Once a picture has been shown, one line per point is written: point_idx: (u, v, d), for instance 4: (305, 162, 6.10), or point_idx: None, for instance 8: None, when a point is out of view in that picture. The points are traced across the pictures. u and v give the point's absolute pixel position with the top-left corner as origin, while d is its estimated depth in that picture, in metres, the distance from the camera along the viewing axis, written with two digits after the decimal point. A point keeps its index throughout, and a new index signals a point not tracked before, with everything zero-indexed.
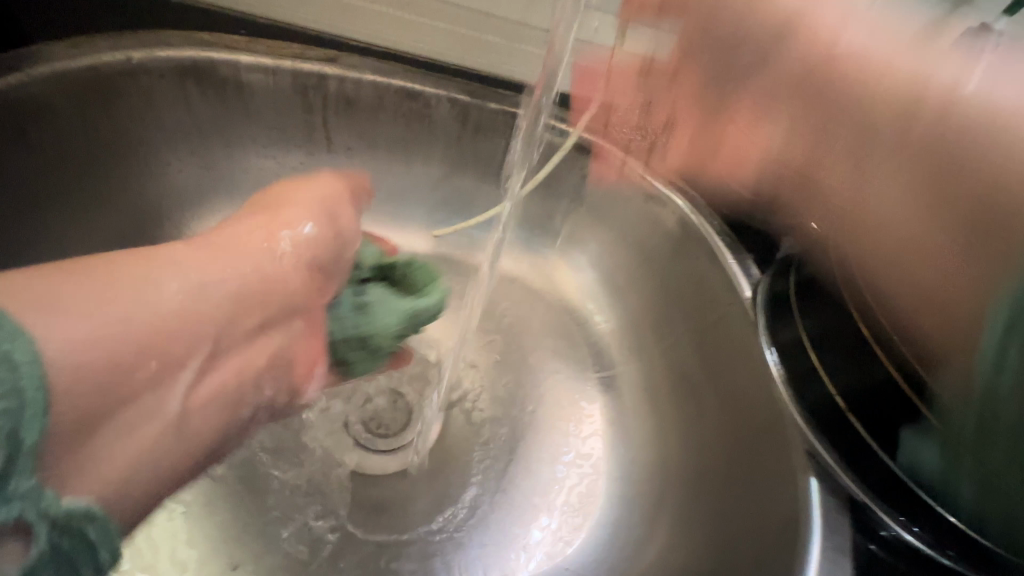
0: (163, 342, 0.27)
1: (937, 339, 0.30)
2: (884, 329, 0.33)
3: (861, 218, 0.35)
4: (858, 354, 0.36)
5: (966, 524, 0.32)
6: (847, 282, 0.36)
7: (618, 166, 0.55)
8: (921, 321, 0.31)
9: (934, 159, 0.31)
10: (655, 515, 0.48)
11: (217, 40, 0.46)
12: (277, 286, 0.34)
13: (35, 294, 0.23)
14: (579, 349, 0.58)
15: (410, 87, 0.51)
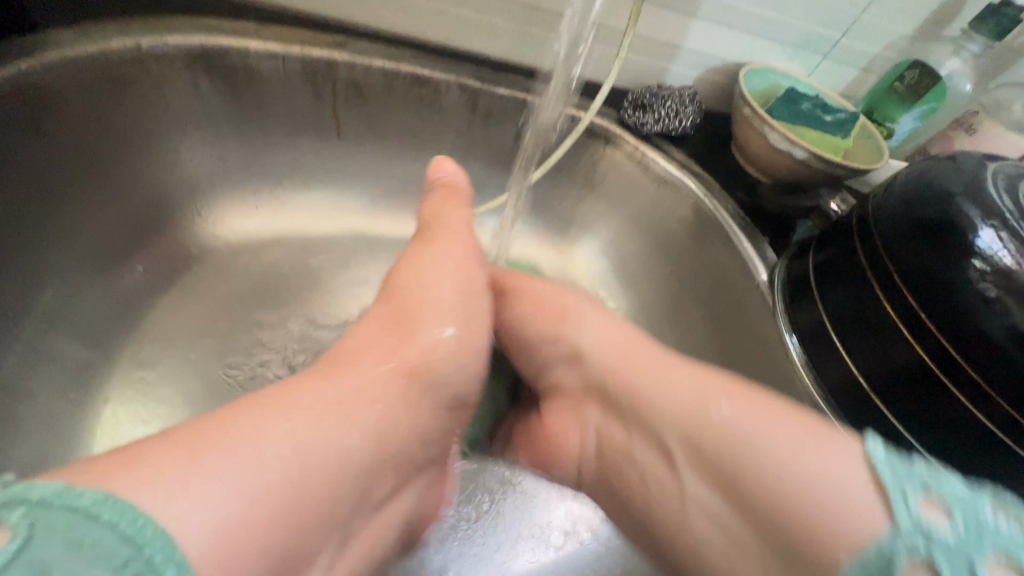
0: (325, 489, 0.25)
1: (973, 325, 0.31)
2: (917, 314, 0.33)
3: (636, 370, 0.35)
4: (883, 337, 0.35)
5: None
6: (874, 265, 0.36)
7: (630, 151, 0.54)
8: (954, 308, 0.31)
9: (725, 400, 0.30)
10: None
11: (227, 27, 0.45)
12: (403, 444, 0.30)
13: (159, 476, 0.21)
14: None
15: (420, 73, 0.50)
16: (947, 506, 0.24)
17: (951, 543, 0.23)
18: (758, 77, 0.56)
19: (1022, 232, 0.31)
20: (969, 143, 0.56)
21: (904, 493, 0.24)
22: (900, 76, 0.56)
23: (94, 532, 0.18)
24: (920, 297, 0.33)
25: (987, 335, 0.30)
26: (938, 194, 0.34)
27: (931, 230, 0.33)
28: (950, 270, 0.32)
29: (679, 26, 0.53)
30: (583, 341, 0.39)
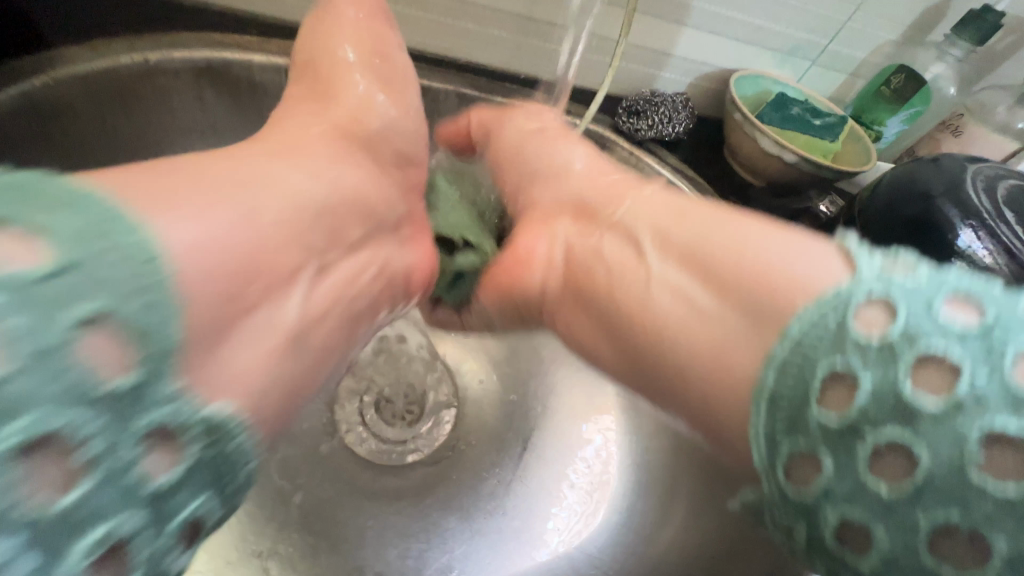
0: (266, 266, 0.27)
1: None
2: None
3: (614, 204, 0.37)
4: None
5: None
6: None
7: (627, 157, 0.54)
8: None
9: (694, 215, 0.32)
10: (670, 497, 0.48)
11: (231, 40, 0.46)
12: (342, 200, 0.33)
13: (119, 179, 0.24)
14: None
15: (421, 83, 0.52)
16: (911, 267, 0.23)
17: (908, 292, 0.22)
18: (748, 83, 0.58)
19: (999, 231, 0.32)
20: (953, 144, 0.58)
21: (869, 259, 0.24)
22: (886, 80, 0.57)
23: (118, 238, 0.21)
24: None
25: None
26: (921, 196, 0.35)
27: (915, 230, 0.34)
28: None
29: (671, 34, 0.55)
30: (576, 165, 0.42)
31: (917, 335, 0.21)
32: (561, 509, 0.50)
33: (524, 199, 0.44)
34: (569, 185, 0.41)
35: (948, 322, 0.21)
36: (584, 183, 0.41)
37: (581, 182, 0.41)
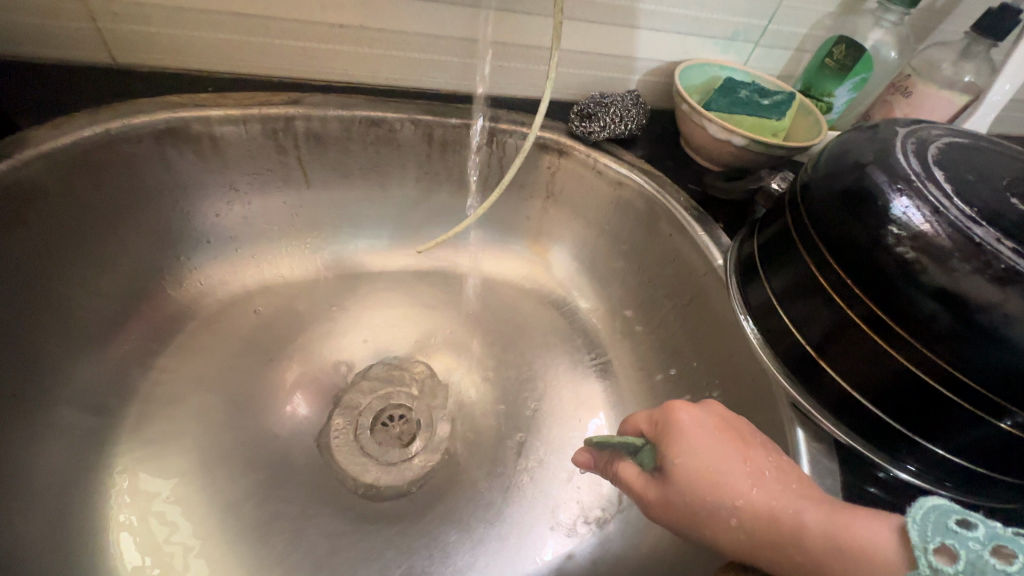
0: None
1: (905, 291, 0.32)
2: (843, 280, 0.35)
3: (717, 491, 0.31)
4: (822, 307, 0.37)
5: (951, 453, 0.34)
6: (805, 240, 0.38)
7: (583, 159, 0.57)
8: (878, 273, 0.33)
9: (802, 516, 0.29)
10: None
11: (188, 100, 0.49)
12: None
13: None
14: (573, 338, 0.61)
15: (374, 115, 0.53)
16: (954, 545, 0.23)
17: (963, 567, 0.22)
18: (694, 72, 0.59)
19: (926, 192, 0.33)
20: (905, 106, 0.58)
21: (921, 542, 0.24)
22: (828, 52, 0.58)
23: None
24: (845, 265, 0.35)
25: (914, 298, 0.32)
26: (853, 165, 0.36)
27: (851, 199, 0.35)
28: (866, 237, 0.34)
29: (613, 37, 0.56)
30: (686, 432, 0.34)
31: None
32: (550, 503, 0.51)
33: (671, 518, 0.33)
34: (716, 514, 0.31)
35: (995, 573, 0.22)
36: (747, 486, 0.31)
37: (723, 534, 0.31)
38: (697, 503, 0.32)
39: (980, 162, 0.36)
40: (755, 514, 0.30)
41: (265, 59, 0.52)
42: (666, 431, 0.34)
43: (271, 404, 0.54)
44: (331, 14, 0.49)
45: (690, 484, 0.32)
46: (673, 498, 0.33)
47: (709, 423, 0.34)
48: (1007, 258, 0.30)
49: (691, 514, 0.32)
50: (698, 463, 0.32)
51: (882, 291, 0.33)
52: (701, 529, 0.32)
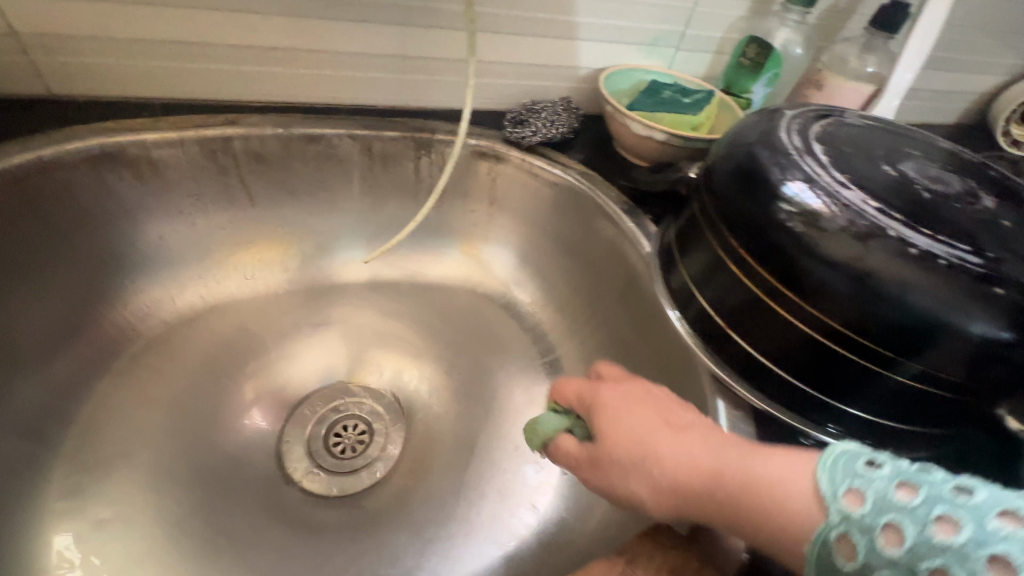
0: None
1: (793, 259, 0.34)
2: (743, 256, 0.37)
3: (643, 451, 0.32)
4: (731, 284, 0.39)
5: (862, 410, 0.36)
6: (710, 223, 0.40)
7: (519, 163, 0.59)
8: (770, 245, 0.35)
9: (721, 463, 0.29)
10: None
11: (124, 125, 0.50)
12: None
13: None
14: (522, 339, 0.62)
15: (312, 132, 0.55)
16: (863, 488, 0.23)
17: (872, 510, 0.23)
18: (620, 78, 0.63)
19: (803, 165, 0.35)
20: (819, 97, 0.62)
21: (829, 488, 0.24)
22: (743, 52, 0.61)
23: None
24: (743, 241, 0.37)
25: (802, 265, 0.33)
26: (742, 147, 0.38)
27: (742, 178, 0.37)
28: (756, 213, 0.36)
29: (540, 47, 0.59)
30: (612, 399, 0.35)
31: (883, 528, 0.22)
32: (501, 499, 0.51)
33: (604, 484, 0.33)
34: (643, 474, 0.31)
35: (904, 511, 0.22)
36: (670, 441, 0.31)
37: (651, 493, 0.31)
38: (626, 467, 0.32)
39: (858, 136, 0.39)
40: (678, 467, 0.30)
41: (201, 84, 0.53)
42: (595, 404, 0.36)
43: (219, 421, 0.54)
44: (263, 37, 0.51)
45: (617, 449, 0.33)
46: (604, 466, 0.33)
47: (635, 392, 0.36)
48: (874, 218, 0.32)
49: (621, 478, 0.32)
50: (622, 427, 0.33)
51: (774, 261, 0.35)
52: (631, 491, 0.32)
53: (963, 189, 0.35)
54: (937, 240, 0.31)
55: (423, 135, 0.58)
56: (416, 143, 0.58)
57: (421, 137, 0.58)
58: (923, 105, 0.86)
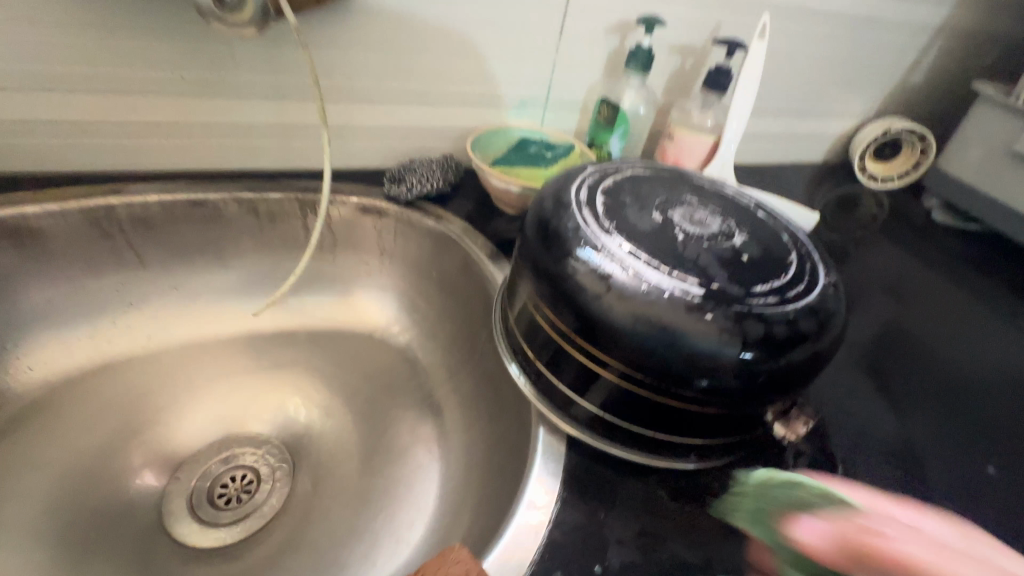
0: None
1: (570, 299, 0.37)
2: (538, 296, 0.40)
3: None
4: (535, 323, 0.41)
5: (659, 432, 0.38)
6: (519, 267, 0.43)
7: (398, 217, 0.65)
8: (554, 287, 0.38)
9: None
10: (462, 504, 0.52)
11: (5, 199, 0.53)
12: None
13: None
14: (411, 380, 0.65)
15: (197, 197, 0.59)
16: None
17: None
18: (495, 136, 0.68)
19: (580, 215, 0.39)
20: (671, 146, 0.70)
21: None
22: (598, 112, 0.68)
23: None
24: (537, 283, 0.40)
25: (576, 304, 0.36)
26: (539, 201, 0.43)
27: (535, 228, 0.41)
28: (542, 258, 0.39)
29: (418, 112, 0.65)
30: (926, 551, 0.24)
31: None
32: (369, 537, 0.53)
33: None
34: None
35: None
36: None
37: None
38: None
39: (643, 188, 0.44)
40: None
41: (85, 158, 0.57)
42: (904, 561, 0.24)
43: (95, 482, 0.54)
44: (145, 115, 0.56)
45: None
46: None
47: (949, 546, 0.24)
48: (630, 260, 0.36)
49: None
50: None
51: (556, 299, 0.38)
52: None
53: (714, 232, 0.40)
54: (669, 273, 0.35)
55: (308, 195, 0.63)
56: (301, 202, 0.63)
57: (305, 196, 0.63)
58: (788, 148, 0.96)
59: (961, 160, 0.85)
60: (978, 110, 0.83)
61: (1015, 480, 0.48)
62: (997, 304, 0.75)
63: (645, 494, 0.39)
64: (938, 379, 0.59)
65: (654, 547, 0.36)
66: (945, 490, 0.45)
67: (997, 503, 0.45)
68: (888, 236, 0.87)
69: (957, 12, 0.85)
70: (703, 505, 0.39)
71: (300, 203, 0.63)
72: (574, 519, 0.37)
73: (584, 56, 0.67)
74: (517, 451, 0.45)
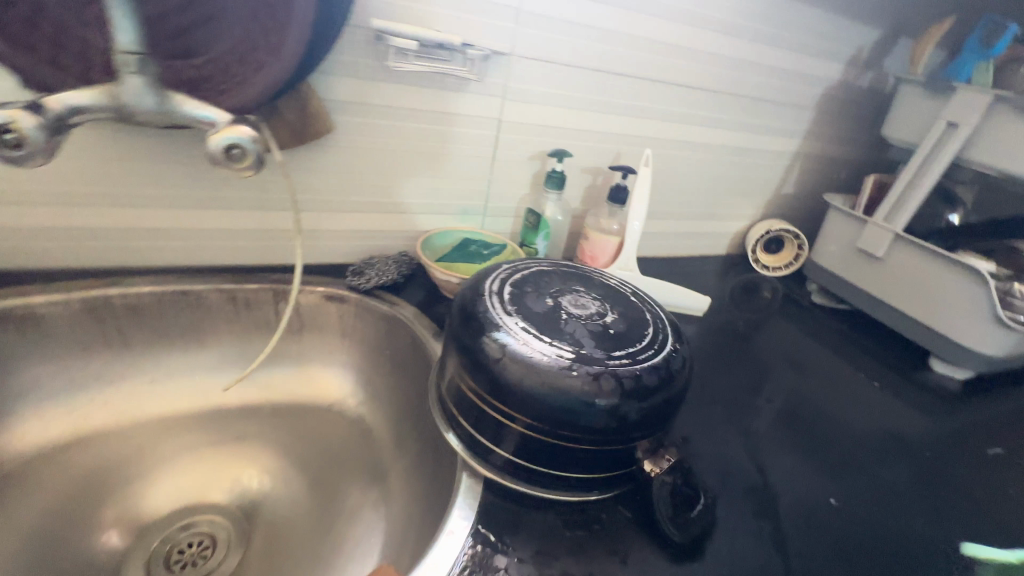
0: None
1: (478, 364, 0.48)
2: (458, 364, 0.51)
3: None
4: (457, 386, 0.52)
5: (552, 470, 0.48)
6: (446, 343, 0.55)
7: (358, 303, 0.77)
8: (468, 355, 0.50)
9: None
10: (400, 555, 0.59)
11: (17, 290, 0.62)
12: None
13: None
14: (362, 448, 0.73)
15: (183, 288, 0.70)
16: None
17: None
18: (441, 237, 0.83)
19: (490, 301, 0.53)
20: (586, 246, 0.87)
21: None
22: (527, 220, 0.85)
23: None
24: (457, 354, 0.51)
25: (482, 368, 0.48)
26: (463, 290, 0.56)
27: (458, 311, 0.53)
28: (461, 333, 0.51)
29: (378, 218, 0.80)
30: None
31: None
32: None
33: None
34: None
35: None
36: None
37: None
38: None
39: (543, 280, 0.58)
40: None
41: (92, 256, 0.67)
42: None
43: (56, 548, 0.58)
44: (148, 221, 0.68)
45: None
46: None
47: None
48: (522, 333, 0.49)
49: None
50: None
51: (470, 364, 0.49)
52: None
53: (592, 312, 0.54)
54: (550, 342, 0.48)
55: (282, 285, 0.75)
56: (273, 291, 0.74)
57: (279, 287, 0.74)
58: (695, 244, 1.15)
59: (826, 254, 1.06)
60: (830, 215, 1.05)
61: (847, 507, 0.61)
62: (861, 369, 0.91)
63: (545, 525, 0.48)
64: (800, 431, 0.72)
65: (549, 564, 0.45)
66: (791, 516, 0.56)
67: (832, 527, 0.57)
68: (779, 316, 1.04)
69: (808, 144, 1.10)
70: (592, 531, 0.49)
71: (274, 293, 0.74)
72: (483, 545, 0.46)
73: (513, 177, 0.85)
74: (446, 497, 0.54)
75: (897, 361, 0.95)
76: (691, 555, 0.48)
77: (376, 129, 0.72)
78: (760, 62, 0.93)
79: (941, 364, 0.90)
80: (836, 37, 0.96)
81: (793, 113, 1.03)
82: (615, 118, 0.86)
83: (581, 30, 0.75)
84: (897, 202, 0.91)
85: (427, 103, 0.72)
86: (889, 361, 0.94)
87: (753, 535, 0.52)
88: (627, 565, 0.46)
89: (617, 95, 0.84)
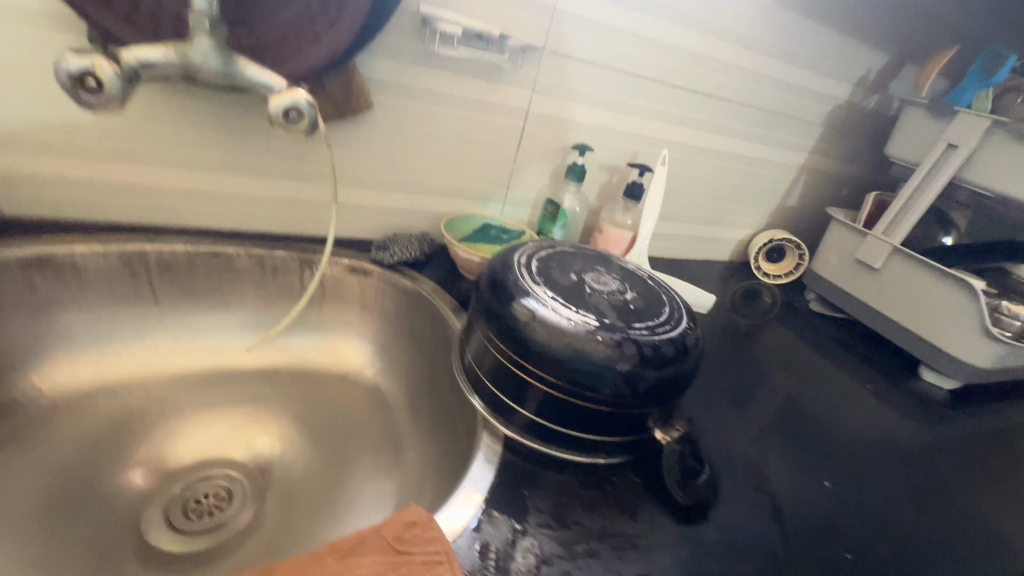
0: None
1: (507, 327, 0.52)
2: (486, 328, 0.55)
3: None
4: (483, 350, 0.56)
5: (570, 429, 0.52)
6: (474, 310, 0.58)
7: (380, 276, 0.79)
8: (497, 319, 0.53)
9: None
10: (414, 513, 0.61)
11: (58, 239, 0.64)
12: None
13: None
14: (377, 416, 0.76)
15: (216, 249, 0.73)
16: None
17: None
18: (464, 220, 0.86)
19: (519, 272, 0.56)
20: (601, 238, 0.91)
21: None
22: (545, 209, 0.89)
23: None
24: (486, 319, 0.55)
25: (511, 330, 0.51)
26: (492, 262, 0.59)
27: (488, 280, 0.57)
28: (491, 299, 0.54)
29: (404, 198, 0.83)
30: None
31: None
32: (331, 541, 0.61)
33: None
34: None
35: None
36: None
37: None
38: None
39: (567, 258, 0.62)
40: None
41: (130, 213, 0.70)
42: None
43: (81, 488, 0.60)
44: (187, 183, 0.70)
45: None
46: None
47: None
48: (549, 300, 0.52)
49: None
50: None
51: (498, 327, 0.53)
52: None
53: (613, 289, 0.57)
54: (575, 310, 0.52)
55: (310, 254, 0.77)
56: (300, 259, 0.77)
57: (307, 256, 0.77)
58: (701, 248, 1.19)
59: (826, 265, 1.10)
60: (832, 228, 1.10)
61: (840, 491, 0.64)
62: (854, 374, 0.95)
63: (561, 482, 0.52)
64: (796, 422, 0.76)
65: (564, 516, 0.48)
66: (788, 493, 0.60)
67: (824, 505, 0.60)
68: (778, 321, 1.08)
69: (813, 159, 1.15)
70: (604, 490, 0.52)
71: (301, 261, 0.77)
72: (503, 496, 0.49)
73: (535, 167, 0.89)
74: (465, 456, 0.57)
75: (889, 369, 0.99)
76: (696, 517, 0.52)
77: (412, 111, 0.75)
78: (774, 76, 0.98)
79: (930, 373, 0.95)
80: (846, 58, 1.02)
81: (801, 128, 1.08)
82: (635, 119, 0.91)
83: (610, 31, 0.80)
84: (896, 216, 0.96)
85: (461, 90, 0.76)
86: (881, 368, 0.99)
87: (752, 506, 0.56)
88: (637, 521, 0.49)
89: (639, 97, 0.88)
